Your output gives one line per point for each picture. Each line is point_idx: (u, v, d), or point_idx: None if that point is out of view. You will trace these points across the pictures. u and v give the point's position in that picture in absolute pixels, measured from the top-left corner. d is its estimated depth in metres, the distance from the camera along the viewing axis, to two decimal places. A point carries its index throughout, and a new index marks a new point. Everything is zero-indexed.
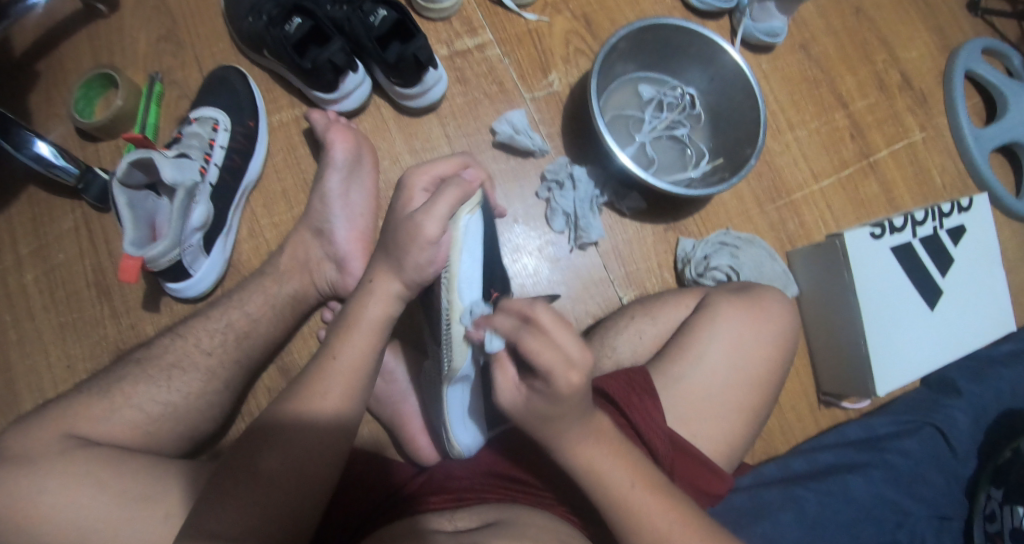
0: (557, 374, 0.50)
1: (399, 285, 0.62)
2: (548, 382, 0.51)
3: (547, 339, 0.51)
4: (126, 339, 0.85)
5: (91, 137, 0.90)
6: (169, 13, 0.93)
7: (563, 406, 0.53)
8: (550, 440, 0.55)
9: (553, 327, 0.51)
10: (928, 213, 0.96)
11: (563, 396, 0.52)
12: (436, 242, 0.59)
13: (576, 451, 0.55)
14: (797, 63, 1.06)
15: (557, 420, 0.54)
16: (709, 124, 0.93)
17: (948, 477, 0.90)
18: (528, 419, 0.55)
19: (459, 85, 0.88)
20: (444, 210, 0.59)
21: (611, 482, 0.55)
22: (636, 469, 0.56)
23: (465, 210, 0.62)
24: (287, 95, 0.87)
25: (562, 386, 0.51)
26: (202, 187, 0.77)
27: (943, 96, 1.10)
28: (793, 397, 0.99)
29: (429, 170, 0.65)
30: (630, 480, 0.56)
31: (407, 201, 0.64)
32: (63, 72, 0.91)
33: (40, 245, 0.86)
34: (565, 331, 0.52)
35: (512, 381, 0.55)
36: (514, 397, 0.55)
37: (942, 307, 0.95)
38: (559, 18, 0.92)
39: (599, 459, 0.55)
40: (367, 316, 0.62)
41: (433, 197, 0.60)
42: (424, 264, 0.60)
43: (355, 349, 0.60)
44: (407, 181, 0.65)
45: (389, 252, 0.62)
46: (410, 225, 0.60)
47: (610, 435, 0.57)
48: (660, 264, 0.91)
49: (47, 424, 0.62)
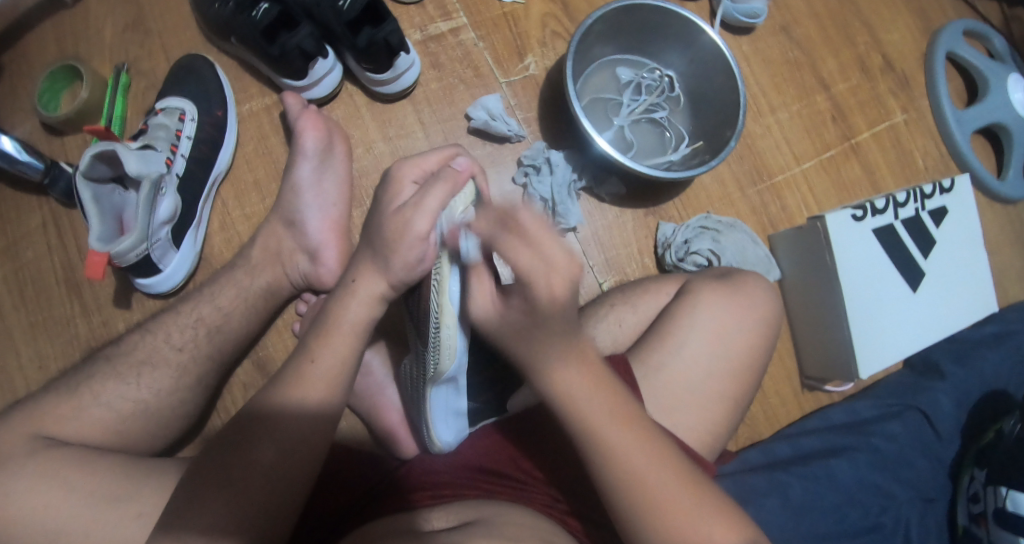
0: (535, 273, 0.48)
1: (382, 285, 0.61)
2: (527, 287, 0.49)
3: (527, 243, 0.48)
4: (97, 336, 0.83)
5: (56, 131, 0.87)
6: (135, 1, 0.90)
7: (542, 318, 0.50)
8: (527, 356, 0.53)
9: (533, 232, 0.48)
10: (910, 195, 0.96)
11: (543, 300, 0.49)
12: (425, 236, 0.56)
13: (552, 374, 0.53)
14: (778, 46, 1.04)
15: (534, 330, 0.52)
16: (688, 107, 0.92)
17: (931, 459, 0.90)
18: (506, 330, 0.53)
19: (434, 70, 0.87)
20: (435, 203, 0.57)
21: (585, 408, 0.53)
22: (618, 404, 0.54)
23: (460, 207, 0.56)
24: (257, 83, 0.85)
25: (545, 288, 0.48)
26: (169, 180, 0.75)
27: (925, 78, 1.10)
28: (777, 382, 0.99)
29: (419, 162, 0.63)
30: (609, 414, 0.54)
31: (396, 194, 0.62)
32: (27, 63, 0.88)
33: (7, 242, 0.84)
34: (546, 234, 0.48)
35: (488, 293, 0.54)
36: (490, 308, 0.54)
37: (925, 289, 0.95)
38: (535, 1, 0.91)
39: (578, 389, 0.53)
40: (348, 318, 0.61)
41: (422, 190, 0.58)
42: (413, 261, 0.58)
43: (336, 352, 0.59)
44: (396, 173, 0.62)
45: (374, 248, 0.60)
46: (398, 219, 0.58)
47: (595, 363, 0.55)
48: (641, 250, 0.90)
49: (12, 424, 0.61)
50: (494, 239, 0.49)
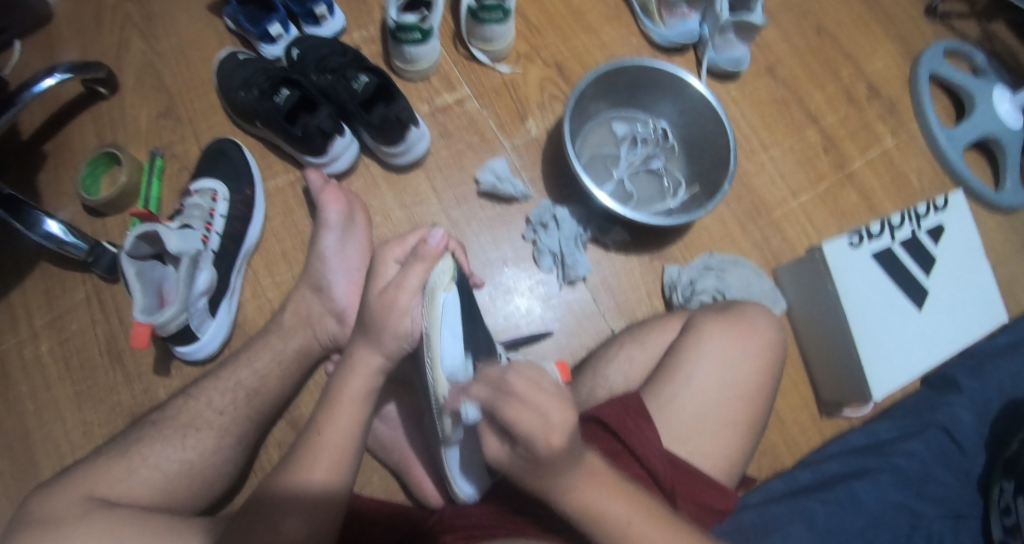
0: (540, 435, 0.49)
1: (380, 359, 0.64)
2: (529, 445, 0.50)
3: (524, 404, 0.50)
4: (139, 403, 0.88)
5: (99, 214, 0.94)
6: (167, 92, 0.99)
7: (548, 464, 0.51)
8: (544, 489, 0.53)
9: (527, 392, 0.51)
10: (905, 216, 0.99)
11: (549, 457, 0.50)
12: (410, 311, 0.63)
13: (569, 494, 0.53)
14: (765, 87, 1.10)
15: (549, 472, 0.51)
16: (683, 154, 0.98)
17: (956, 472, 0.90)
18: (518, 473, 0.53)
19: (443, 139, 0.93)
20: (415, 281, 0.63)
21: (609, 517, 0.53)
22: (636, 504, 0.55)
23: (440, 287, 0.62)
24: (282, 161, 0.93)
25: (549, 447, 0.50)
26: (205, 254, 0.81)
27: (912, 101, 1.14)
28: (795, 412, 1.00)
29: (401, 243, 0.70)
30: (627, 517, 0.54)
31: (380, 274, 0.68)
32: (71, 154, 0.96)
33: (54, 317, 0.91)
34: (541, 392, 0.51)
35: (496, 447, 0.53)
36: (501, 457, 0.53)
37: (930, 307, 0.97)
38: (532, 67, 0.98)
39: (592, 494, 0.53)
40: (347, 390, 0.64)
41: (404, 270, 0.64)
42: (404, 333, 0.63)
43: (338, 425, 0.62)
44: (380, 257, 0.69)
45: (368, 331, 0.65)
46: (383, 298, 0.63)
47: (603, 474, 0.55)
48: (649, 292, 0.94)
49: (69, 488, 0.65)
50: (499, 407, 0.51)
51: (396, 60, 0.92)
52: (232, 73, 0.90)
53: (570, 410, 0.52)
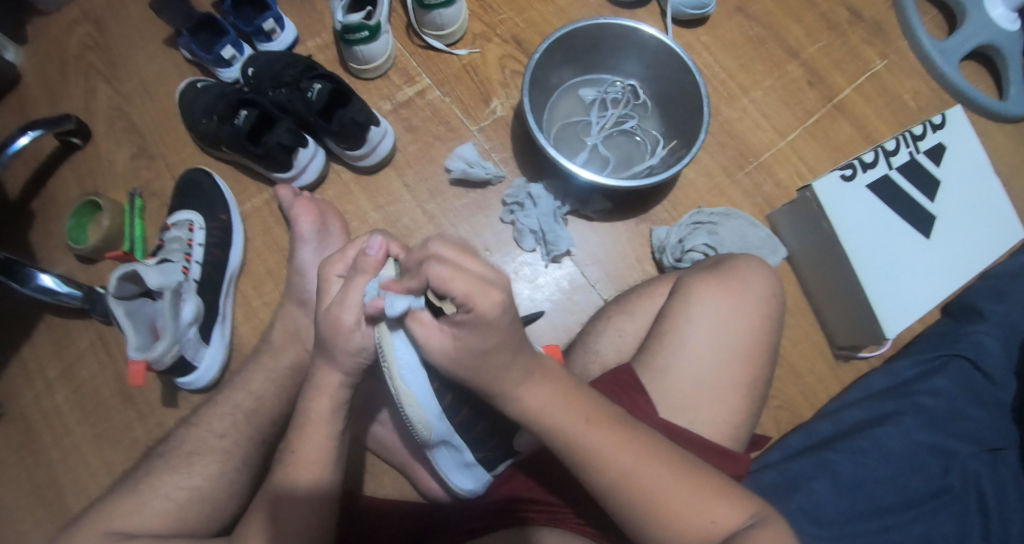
0: (477, 294, 0.48)
1: (340, 375, 0.62)
2: (470, 311, 0.49)
3: (459, 269, 0.49)
4: (154, 436, 0.90)
5: (90, 260, 0.96)
6: (137, 131, 1.00)
7: (495, 333, 0.50)
8: (490, 386, 0.54)
9: (456, 257, 0.51)
10: (901, 141, 0.95)
11: (492, 322, 0.49)
12: (359, 328, 0.58)
13: (513, 395, 0.55)
14: (737, 27, 1.05)
15: (495, 351, 0.52)
16: (657, 109, 0.94)
17: (989, 407, 0.85)
18: (465, 367, 0.53)
19: (409, 134, 0.92)
20: (359, 297, 0.57)
21: (562, 421, 0.55)
22: (584, 403, 0.56)
23: (385, 298, 0.55)
24: (254, 181, 0.93)
25: (489, 316, 0.49)
26: (188, 285, 0.82)
27: (898, 18, 1.08)
28: (809, 359, 0.97)
29: (341, 257, 0.62)
30: (584, 416, 0.56)
31: (324, 290, 0.62)
32: (56, 205, 0.98)
33: (64, 365, 0.93)
34: (473, 261, 0.51)
35: (432, 328, 0.52)
36: (444, 347, 0.52)
37: (938, 233, 0.93)
38: (490, 46, 0.95)
39: (537, 396, 0.55)
40: (316, 410, 0.63)
41: (345, 285, 0.58)
42: (356, 348, 0.59)
43: (311, 445, 0.63)
44: (321, 274, 0.62)
45: (320, 348, 0.61)
46: (328, 317, 0.58)
47: (554, 373, 0.56)
48: (639, 258, 0.92)
49: (87, 527, 0.67)
50: (430, 268, 0.49)
51: (350, 62, 0.91)
52: (192, 101, 0.90)
53: (500, 272, 0.51)
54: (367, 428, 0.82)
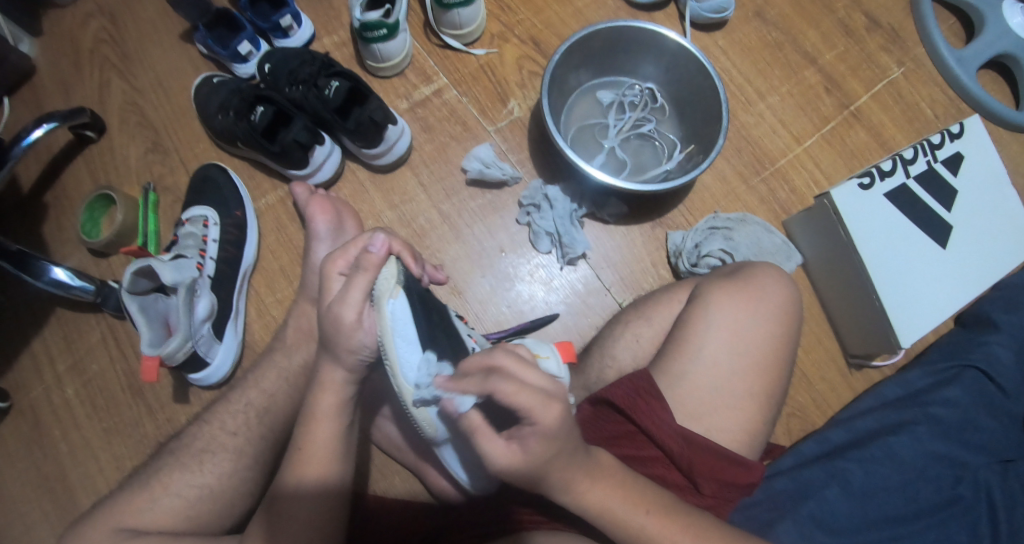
0: (539, 410, 0.50)
1: (343, 372, 0.61)
2: (534, 423, 0.51)
3: (524, 385, 0.51)
4: (164, 432, 0.90)
5: (102, 254, 0.96)
6: (152, 125, 0.99)
7: (561, 443, 0.52)
8: (555, 485, 0.55)
9: (518, 367, 0.52)
10: (918, 150, 0.94)
11: (556, 433, 0.52)
12: (361, 325, 0.57)
13: (577, 498, 0.56)
14: (754, 32, 1.05)
15: (560, 460, 0.53)
16: (674, 114, 0.94)
17: (1001, 417, 0.85)
18: (532, 473, 0.54)
19: (425, 133, 0.92)
20: (360, 295, 0.57)
21: (622, 515, 0.56)
22: (640, 498, 0.57)
23: (386, 295, 0.56)
24: (269, 178, 0.92)
25: (552, 427, 0.51)
26: (202, 281, 0.81)
27: (916, 26, 1.07)
28: (822, 367, 0.97)
29: (344, 254, 0.61)
30: (644, 510, 0.57)
31: (326, 290, 0.61)
32: (69, 199, 0.98)
33: (74, 359, 0.92)
34: (533, 369, 0.53)
35: (501, 448, 0.53)
36: (507, 457, 0.53)
37: (954, 243, 0.92)
38: (507, 46, 0.95)
39: (597, 491, 0.56)
40: (321, 406, 0.62)
41: (346, 284, 0.58)
42: (357, 346, 0.58)
43: (318, 441, 0.62)
44: (324, 272, 0.61)
45: (323, 345, 0.60)
46: (330, 316, 0.58)
47: (609, 470, 0.57)
48: (654, 263, 0.91)
49: (98, 524, 0.67)
50: (495, 385, 0.50)
51: (367, 60, 0.90)
52: (208, 96, 0.90)
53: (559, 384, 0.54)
54: (379, 428, 0.82)
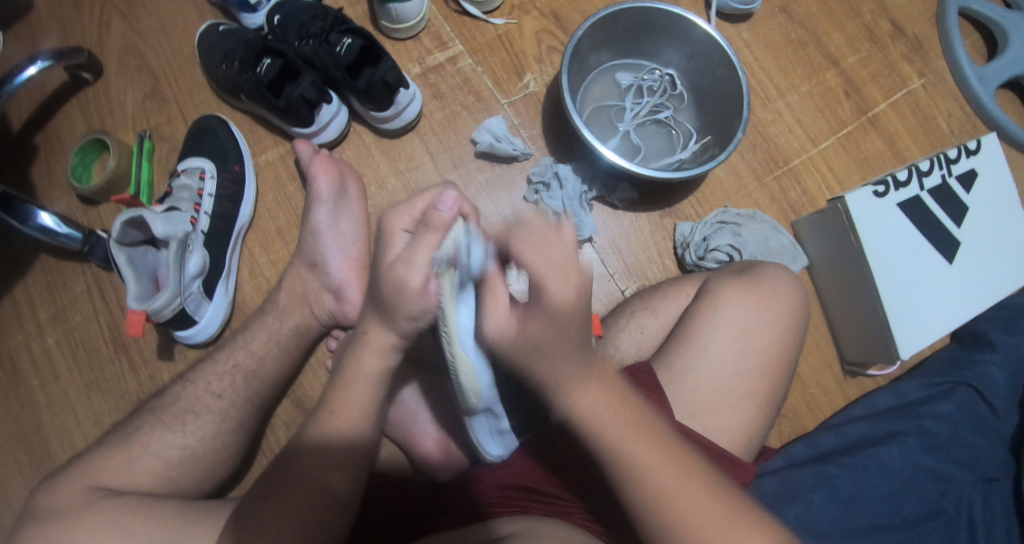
0: (552, 277, 0.51)
1: (393, 338, 0.59)
2: (542, 292, 0.51)
3: (543, 247, 0.51)
4: (146, 389, 0.87)
5: (91, 202, 0.92)
6: (151, 72, 0.95)
7: (560, 328, 0.52)
8: (543, 378, 0.54)
9: (539, 229, 0.52)
10: (934, 162, 0.93)
11: (562, 312, 0.52)
12: (426, 290, 0.53)
13: (572, 395, 0.54)
14: (779, 27, 1.02)
15: (550, 347, 0.53)
16: (693, 102, 0.92)
17: (989, 435, 0.84)
18: (518, 351, 0.54)
19: (436, 101, 0.89)
20: (427, 255, 0.52)
21: (611, 430, 0.54)
22: (634, 417, 0.55)
23: (455, 260, 0.53)
24: (270, 134, 0.89)
25: (559, 303, 0.52)
26: (195, 236, 0.79)
27: (939, 38, 1.05)
28: (818, 370, 0.96)
29: (408, 210, 0.55)
30: (636, 432, 0.54)
31: (387, 247, 0.55)
32: (59, 141, 0.94)
33: (56, 309, 0.89)
34: (556, 240, 0.52)
35: (502, 308, 0.54)
36: (506, 325, 0.54)
37: (962, 259, 0.91)
38: (528, 19, 0.92)
39: (589, 396, 0.54)
40: (364, 370, 0.60)
41: (412, 242, 0.53)
42: (417, 313, 0.55)
43: (350, 407, 0.61)
44: (385, 225, 0.55)
45: (379, 307, 0.57)
46: (393, 276, 0.53)
47: (611, 379, 0.55)
48: (660, 253, 0.90)
49: (73, 480, 0.64)
50: (517, 235, 0.52)
51: (382, 20, 0.87)
52: (213, 44, 0.87)
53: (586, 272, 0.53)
54: None
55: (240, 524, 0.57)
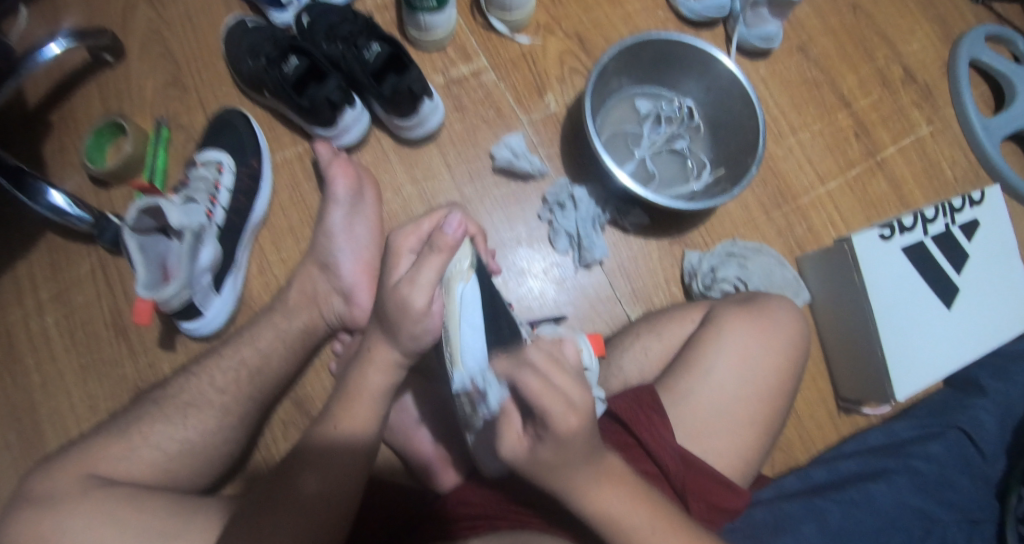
0: (556, 416, 0.47)
1: (397, 354, 0.62)
2: (547, 422, 0.47)
3: (552, 384, 0.48)
4: (144, 377, 0.87)
5: (104, 184, 0.92)
6: (174, 60, 0.95)
7: (569, 450, 0.49)
8: (561, 490, 0.51)
9: (547, 369, 0.49)
10: (939, 210, 0.95)
11: (569, 439, 0.48)
12: (429, 311, 0.57)
13: (588, 498, 0.51)
14: (795, 66, 1.05)
15: (564, 470, 0.50)
16: (708, 134, 0.93)
17: (976, 479, 0.86)
18: (530, 469, 0.51)
19: (456, 112, 0.90)
20: (430, 277, 0.57)
21: (631, 531, 0.52)
22: (650, 510, 0.53)
23: (459, 276, 0.57)
24: (289, 132, 0.89)
25: (562, 431, 0.47)
26: (209, 229, 0.78)
27: (949, 88, 1.08)
28: (813, 406, 0.97)
29: (415, 231, 0.64)
30: (649, 524, 0.53)
31: (394, 266, 0.64)
32: (76, 122, 0.94)
33: (59, 289, 0.89)
34: (564, 372, 0.49)
35: (517, 432, 0.51)
36: (517, 449, 0.51)
37: (960, 306, 0.93)
38: (552, 39, 0.93)
39: (604, 498, 0.52)
40: (368, 384, 0.63)
41: (417, 263, 0.58)
42: (420, 332, 0.59)
43: (355, 417, 0.63)
44: (393, 247, 0.64)
45: (383, 324, 0.62)
46: (397, 296, 0.58)
47: (623, 474, 0.53)
48: (667, 280, 0.91)
49: (70, 466, 0.64)
50: None
51: (410, 28, 0.88)
52: (240, 38, 0.87)
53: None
54: None
55: (239, 517, 0.57)
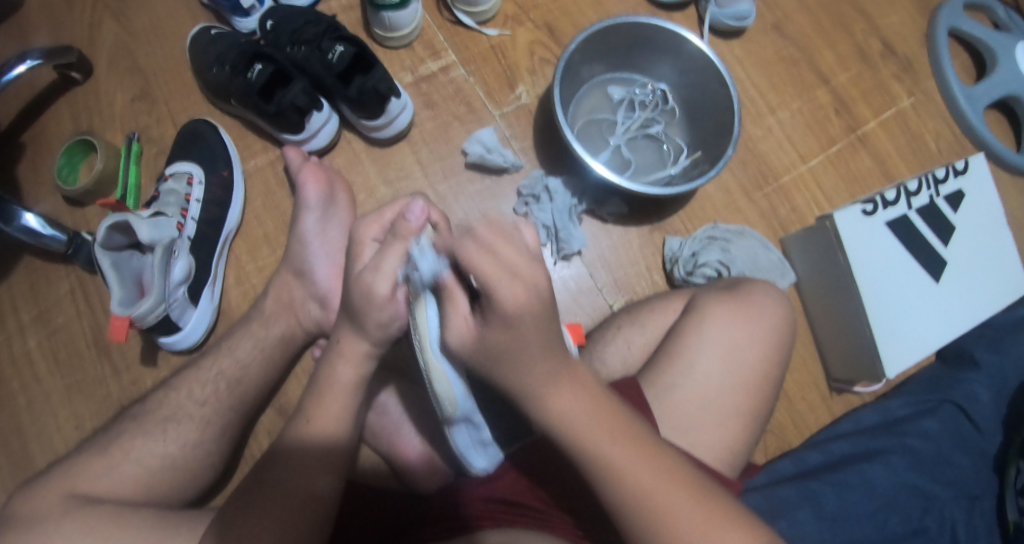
0: (498, 282, 0.47)
1: (366, 345, 0.60)
2: (491, 295, 0.48)
3: (493, 254, 0.48)
4: (129, 394, 0.86)
5: (78, 203, 0.91)
6: (142, 73, 0.94)
7: (519, 331, 0.49)
8: (513, 386, 0.51)
9: (489, 236, 0.49)
10: (922, 182, 0.93)
11: (513, 315, 0.48)
12: (393, 299, 0.55)
13: (542, 398, 0.51)
14: (771, 45, 1.03)
15: (514, 352, 0.50)
16: (684, 118, 0.92)
17: (973, 454, 0.85)
18: (477, 355, 0.51)
19: (427, 110, 0.89)
20: (393, 265, 0.54)
21: (580, 428, 0.51)
22: (612, 418, 0.52)
23: (423, 262, 0.53)
24: (260, 139, 0.88)
25: (508, 303, 0.48)
26: (181, 242, 0.78)
27: (929, 59, 1.06)
28: (804, 387, 0.96)
29: (376, 220, 0.61)
30: (612, 433, 0.52)
31: (358, 255, 0.60)
32: (47, 140, 0.93)
33: (39, 310, 0.88)
34: (513, 248, 0.49)
35: (464, 318, 0.51)
36: (466, 333, 0.51)
37: (948, 279, 0.92)
38: (521, 30, 0.92)
39: (562, 399, 0.51)
40: (339, 378, 0.61)
41: (382, 250, 0.55)
42: (387, 321, 0.57)
43: (328, 414, 0.61)
44: (355, 236, 0.60)
45: (351, 315, 0.59)
46: (361, 284, 0.56)
47: (589, 384, 0.53)
48: (649, 268, 0.90)
49: (51, 487, 0.63)
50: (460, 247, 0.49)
51: (375, 28, 0.87)
52: (204, 46, 0.86)
53: (541, 270, 0.50)
54: None
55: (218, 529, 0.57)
